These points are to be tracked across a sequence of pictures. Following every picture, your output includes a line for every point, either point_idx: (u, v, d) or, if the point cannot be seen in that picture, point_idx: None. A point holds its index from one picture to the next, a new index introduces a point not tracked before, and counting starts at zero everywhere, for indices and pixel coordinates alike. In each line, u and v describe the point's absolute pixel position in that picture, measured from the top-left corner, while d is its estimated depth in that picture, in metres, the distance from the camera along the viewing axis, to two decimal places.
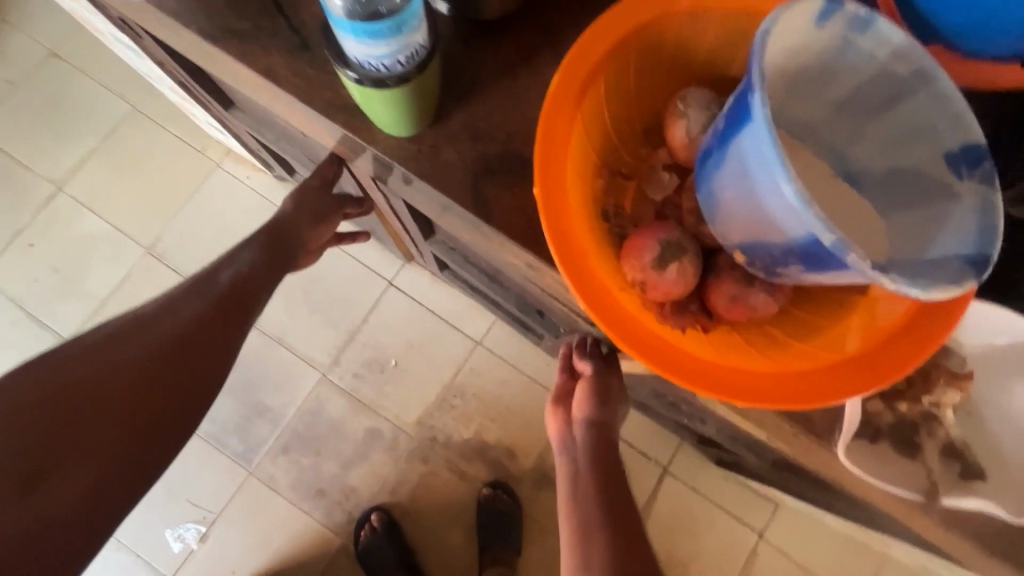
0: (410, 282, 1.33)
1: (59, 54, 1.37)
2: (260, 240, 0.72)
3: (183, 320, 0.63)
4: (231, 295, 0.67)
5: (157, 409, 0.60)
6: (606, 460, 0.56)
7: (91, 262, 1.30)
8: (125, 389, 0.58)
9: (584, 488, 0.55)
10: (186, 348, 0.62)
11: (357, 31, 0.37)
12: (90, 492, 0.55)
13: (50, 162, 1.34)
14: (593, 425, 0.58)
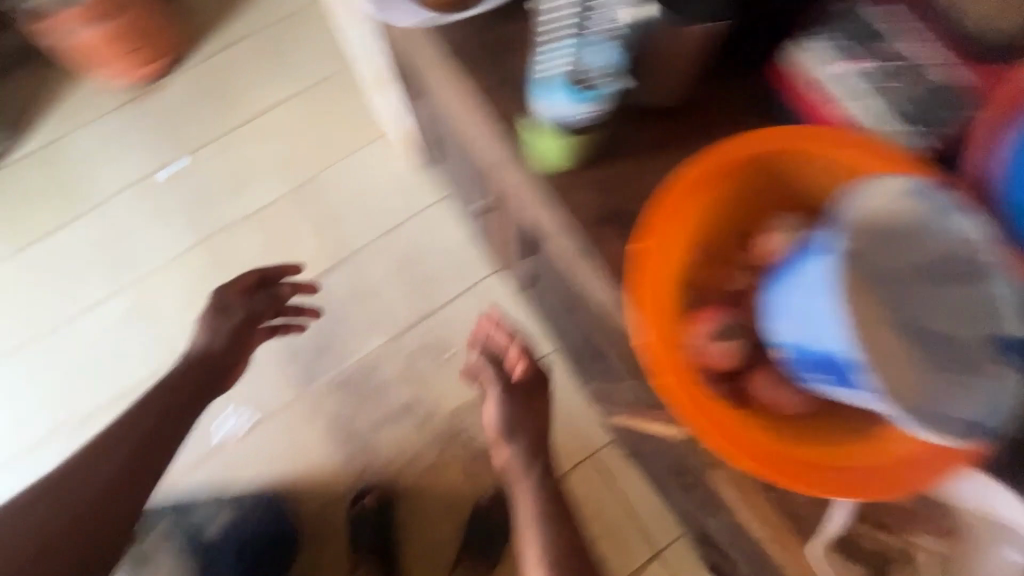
0: (493, 289, 1.47)
1: (298, 15, 1.69)
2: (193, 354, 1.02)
3: (143, 428, 0.91)
4: (188, 389, 0.98)
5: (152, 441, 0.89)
6: (532, 427, 0.95)
7: (257, 178, 1.57)
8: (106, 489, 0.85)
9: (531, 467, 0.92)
10: (156, 429, 0.92)
11: (557, 87, 0.57)
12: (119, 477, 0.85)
13: (257, 91, 1.63)
14: (520, 402, 0.96)
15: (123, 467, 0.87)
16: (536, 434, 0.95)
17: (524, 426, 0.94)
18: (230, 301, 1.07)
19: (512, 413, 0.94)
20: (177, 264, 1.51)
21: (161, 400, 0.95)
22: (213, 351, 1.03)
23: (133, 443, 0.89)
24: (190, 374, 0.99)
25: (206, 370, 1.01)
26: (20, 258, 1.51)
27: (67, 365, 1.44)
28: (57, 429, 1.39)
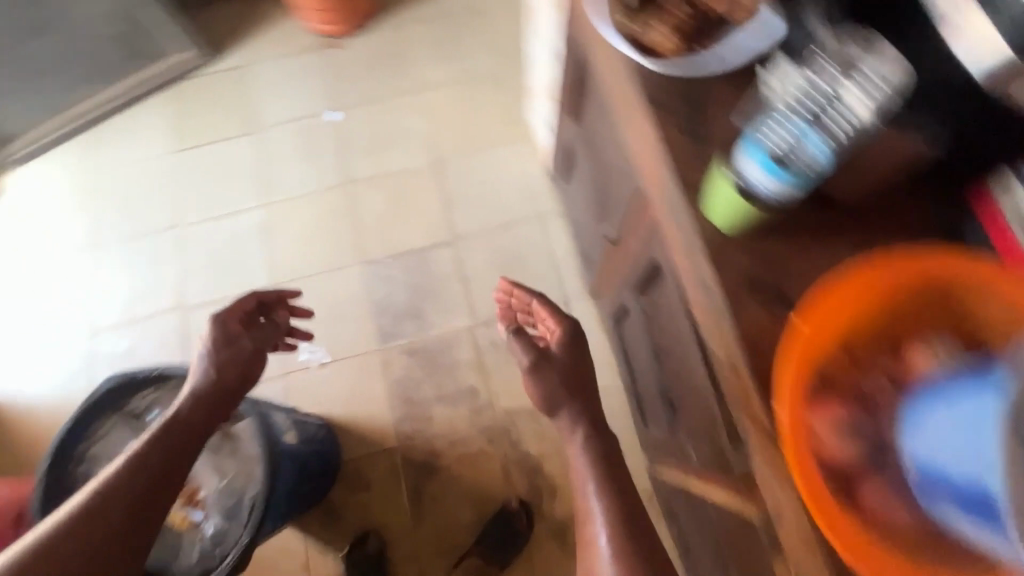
0: (581, 312, 1.55)
1: (480, 10, 1.81)
2: (197, 388, 0.95)
3: (158, 457, 0.88)
4: (204, 413, 0.94)
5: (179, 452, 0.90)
6: (574, 382, 0.96)
7: (401, 146, 1.71)
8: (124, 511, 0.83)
9: (580, 434, 0.94)
10: (175, 453, 0.90)
11: (767, 164, 0.56)
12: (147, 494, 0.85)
13: (424, 69, 1.77)
14: (559, 359, 0.97)
15: (136, 501, 0.84)
16: (584, 393, 0.96)
17: (563, 385, 0.95)
18: (228, 332, 1.02)
19: (552, 370, 0.95)
20: (312, 199, 1.67)
21: (179, 422, 0.92)
22: (225, 380, 0.98)
23: (151, 470, 0.86)
24: (201, 404, 0.95)
25: (224, 399, 0.97)
26: (190, 152, 1.71)
27: (201, 255, 1.62)
28: (177, 307, 1.58)
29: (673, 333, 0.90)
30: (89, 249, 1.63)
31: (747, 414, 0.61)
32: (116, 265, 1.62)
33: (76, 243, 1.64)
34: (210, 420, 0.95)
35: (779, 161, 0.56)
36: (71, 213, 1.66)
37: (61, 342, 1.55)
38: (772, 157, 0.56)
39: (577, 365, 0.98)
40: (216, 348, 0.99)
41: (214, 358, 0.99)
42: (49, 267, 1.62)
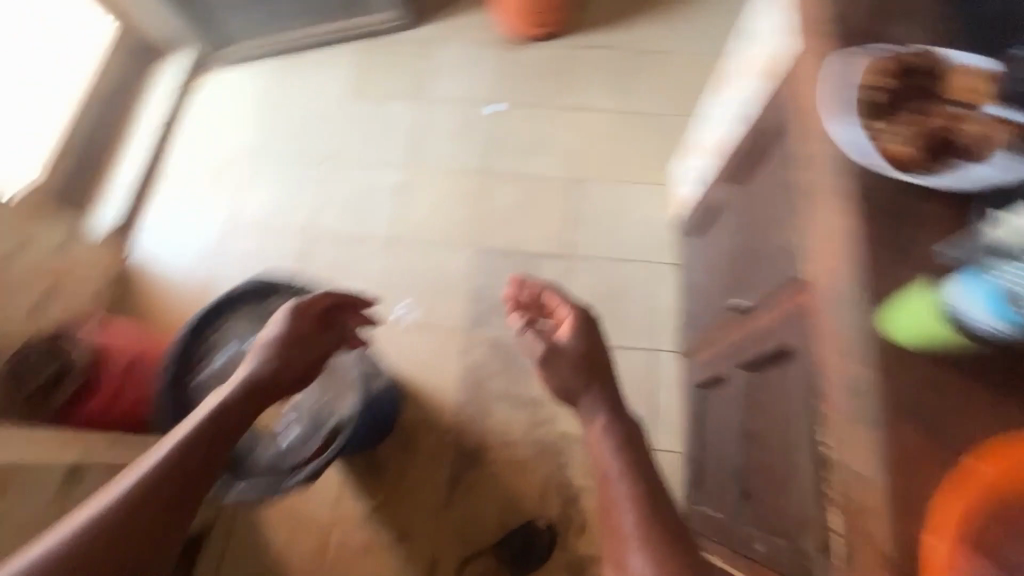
0: (664, 366, 1.55)
1: (662, 54, 1.86)
2: (252, 379, 0.91)
3: (201, 446, 0.81)
4: (250, 405, 0.89)
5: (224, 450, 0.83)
6: (587, 366, 0.98)
7: (546, 154, 1.77)
8: (166, 492, 0.75)
9: (597, 420, 0.92)
10: (215, 445, 0.82)
11: (989, 300, 0.58)
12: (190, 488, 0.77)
13: (592, 92, 1.84)
14: (570, 347, 1.00)
15: (174, 481, 0.76)
16: (601, 379, 0.96)
17: (572, 368, 0.97)
18: (297, 327, 0.99)
19: (562, 356, 0.99)
20: (451, 176, 1.75)
21: (227, 412, 0.86)
22: (283, 375, 0.94)
23: (191, 456, 0.79)
24: (249, 396, 0.90)
25: (276, 390, 0.93)
26: (360, 100, 1.85)
27: (338, 193, 1.74)
28: (303, 232, 1.70)
29: (780, 421, 0.89)
30: (248, 156, 1.79)
31: (865, 528, 0.61)
32: (265, 177, 1.76)
33: (240, 147, 1.80)
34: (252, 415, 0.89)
35: (1005, 301, 0.57)
36: (244, 121, 1.83)
37: (199, 227, 1.71)
38: (999, 295, 0.57)
39: (587, 346, 1.00)
40: (283, 342, 0.96)
41: (275, 353, 0.95)
42: (212, 160, 1.79)
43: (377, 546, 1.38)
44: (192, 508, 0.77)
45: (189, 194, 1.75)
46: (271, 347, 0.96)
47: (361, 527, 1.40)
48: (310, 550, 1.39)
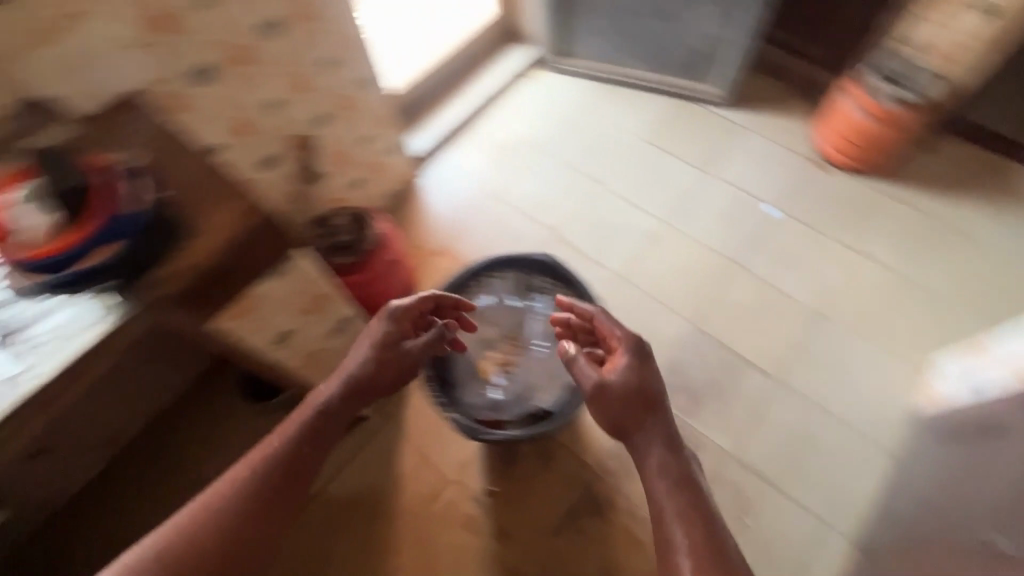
0: (828, 541, 1.40)
1: (970, 242, 1.73)
2: (349, 379, 1.04)
3: (304, 442, 0.99)
4: (349, 400, 1.04)
5: (307, 458, 0.98)
6: (636, 402, 1.03)
7: (803, 277, 1.71)
8: (276, 479, 0.95)
9: (652, 452, 1.01)
10: (315, 437, 1.00)
11: None
12: (274, 489, 0.94)
13: (878, 244, 1.75)
14: (621, 381, 1.04)
15: (273, 479, 0.95)
16: (648, 418, 1.03)
17: (621, 403, 1.03)
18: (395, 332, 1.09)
19: (612, 392, 1.03)
20: (701, 251, 1.76)
21: (326, 410, 1.02)
22: (380, 375, 1.07)
23: (295, 448, 0.98)
24: (345, 392, 1.04)
25: (373, 385, 1.06)
26: (652, 148, 1.97)
27: (595, 214, 1.86)
28: (551, 231, 1.84)
29: None
30: (538, 149, 2.01)
31: None
32: (543, 173, 1.96)
33: (536, 140, 2.03)
34: (347, 410, 1.05)
35: None
36: (549, 122, 2.06)
37: (473, 185, 1.94)
38: None
39: (635, 381, 1.04)
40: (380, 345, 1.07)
41: (373, 354, 1.07)
42: (509, 139, 2.03)
43: (478, 526, 1.43)
44: (298, 491, 0.96)
45: (479, 156, 2.00)
46: (370, 349, 1.07)
47: (473, 500, 1.46)
48: (425, 491, 1.47)
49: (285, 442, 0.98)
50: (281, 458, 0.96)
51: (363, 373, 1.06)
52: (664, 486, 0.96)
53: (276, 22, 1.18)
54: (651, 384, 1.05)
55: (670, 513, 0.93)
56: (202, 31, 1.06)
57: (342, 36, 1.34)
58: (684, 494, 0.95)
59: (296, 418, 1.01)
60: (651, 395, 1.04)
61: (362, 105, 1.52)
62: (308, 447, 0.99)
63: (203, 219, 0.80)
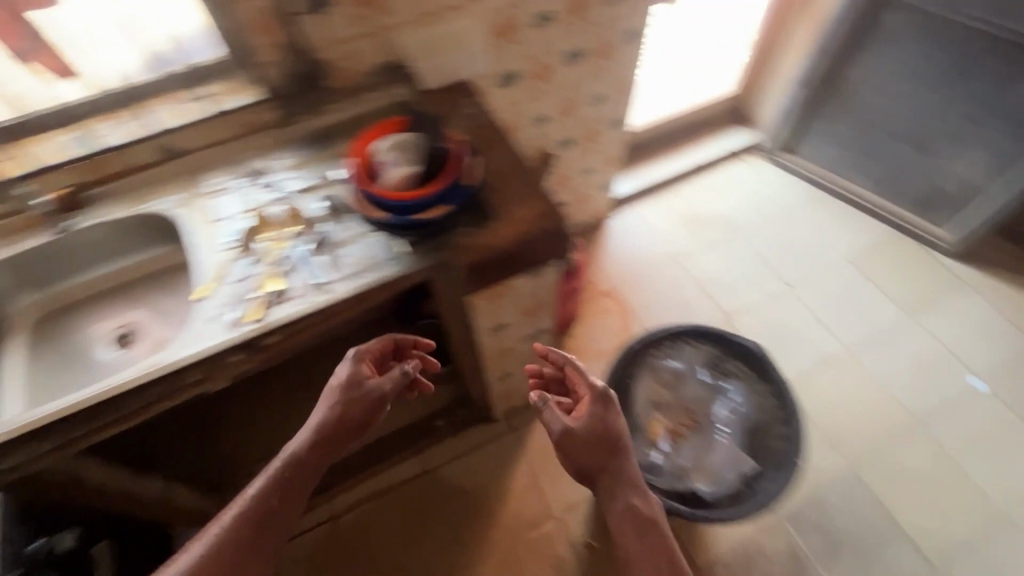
0: None
1: None
2: (317, 424, 0.90)
3: (275, 490, 0.84)
4: (318, 447, 0.89)
5: (281, 507, 0.84)
6: (600, 449, 0.94)
7: (997, 466, 1.51)
8: (248, 535, 0.80)
9: (616, 499, 0.93)
10: (291, 485, 0.86)
11: None
12: (245, 545, 0.79)
13: None
14: (585, 429, 0.93)
15: (243, 545, 0.78)
16: (613, 466, 0.95)
17: (585, 450, 0.94)
18: (357, 370, 0.94)
19: (576, 441, 0.94)
20: (880, 393, 1.62)
21: (296, 458, 0.88)
22: (347, 418, 0.91)
23: (271, 496, 0.84)
24: (313, 439, 0.89)
25: (338, 428, 0.90)
26: (855, 272, 1.86)
27: (774, 315, 1.78)
28: (722, 314, 1.79)
29: None
30: (731, 232, 1.98)
31: None
32: (730, 256, 1.92)
33: (732, 222, 2.00)
34: (319, 454, 0.89)
35: None
36: (751, 210, 2.03)
37: (658, 243, 1.95)
38: None
39: (598, 426, 0.94)
40: (342, 386, 0.92)
41: (337, 396, 0.92)
42: (705, 213, 2.03)
43: (566, 571, 1.41)
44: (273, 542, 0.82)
45: (671, 219, 2.01)
46: (333, 394, 0.92)
47: (570, 545, 1.43)
48: (526, 514, 1.47)
49: (257, 493, 0.83)
50: (251, 510, 0.81)
51: (331, 415, 0.90)
52: (638, 535, 0.88)
53: (581, 53, 1.29)
54: (613, 425, 0.95)
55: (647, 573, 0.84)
56: (529, 45, 1.19)
57: (621, 79, 1.44)
58: (653, 543, 0.87)
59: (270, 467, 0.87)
60: (612, 440, 0.95)
61: (604, 141, 1.61)
62: (279, 492, 0.84)
63: (508, 211, 0.87)
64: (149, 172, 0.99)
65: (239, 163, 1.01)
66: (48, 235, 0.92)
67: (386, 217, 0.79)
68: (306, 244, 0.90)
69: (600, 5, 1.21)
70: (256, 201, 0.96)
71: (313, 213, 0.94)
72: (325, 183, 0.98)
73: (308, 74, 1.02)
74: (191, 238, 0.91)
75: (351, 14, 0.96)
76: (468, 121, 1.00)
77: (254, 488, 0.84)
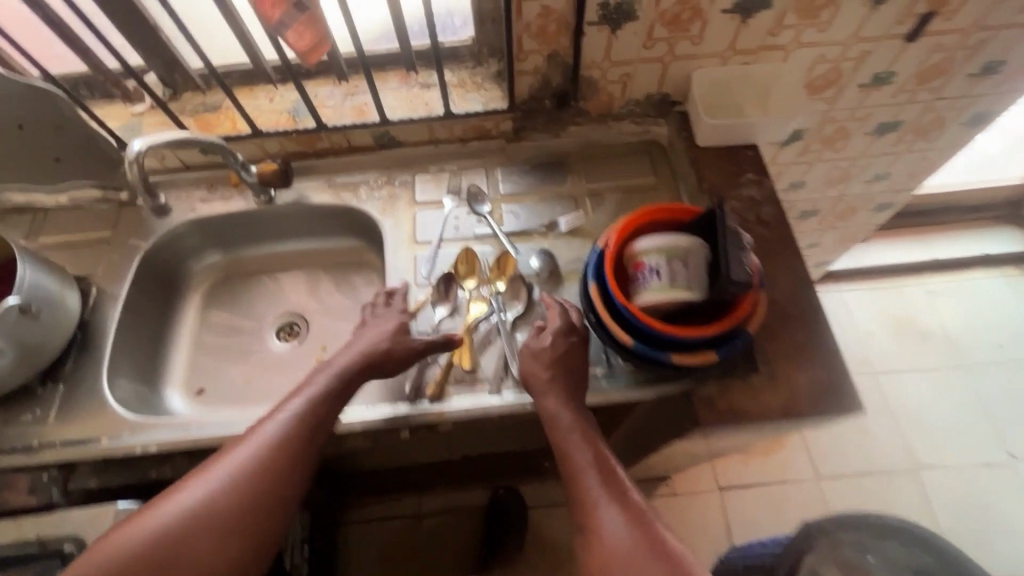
0: None
1: None
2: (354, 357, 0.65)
3: (315, 417, 0.60)
4: (353, 385, 0.64)
5: (317, 435, 0.60)
6: (551, 361, 0.64)
7: None
8: (198, 536, 0.52)
9: (548, 405, 0.62)
10: (275, 474, 0.56)
11: None
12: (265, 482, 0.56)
13: None
14: (544, 348, 0.65)
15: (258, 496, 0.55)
16: (571, 380, 0.64)
17: (540, 361, 0.65)
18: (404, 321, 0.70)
19: (528, 349, 0.66)
20: None
21: (280, 435, 0.58)
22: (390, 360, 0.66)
23: (297, 428, 0.58)
24: (307, 409, 0.60)
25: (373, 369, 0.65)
26: None
27: (983, 487, 1.40)
28: (913, 461, 1.44)
29: None
30: (956, 360, 1.57)
31: None
32: (942, 390, 1.53)
33: (959, 347, 1.59)
34: (319, 435, 0.60)
35: None
36: (992, 339, 1.59)
37: (853, 344, 1.61)
38: None
39: (554, 345, 0.65)
40: (390, 329, 0.68)
41: (363, 347, 0.66)
42: (928, 324, 1.62)
43: None
44: (235, 547, 0.53)
45: (879, 318, 1.64)
46: (362, 341, 0.66)
47: None
48: None
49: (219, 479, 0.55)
50: (286, 438, 0.58)
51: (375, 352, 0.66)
52: (584, 450, 0.59)
53: (896, 123, 0.97)
54: (578, 353, 0.66)
55: (584, 497, 0.56)
56: (838, 105, 0.90)
57: (923, 161, 1.08)
58: (607, 472, 0.58)
59: (243, 445, 0.58)
60: (575, 360, 0.66)
61: (853, 220, 1.28)
62: (317, 419, 0.60)
63: (778, 368, 0.65)
64: (359, 157, 0.87)
65: (455, 173, 0.86)
66: (250, 204, 0.85)
67: (634, 343, 0.60)
68: (512, 313, 0.74)
69: (961, 73, 0.87)
70: (465, 233, 0.81)
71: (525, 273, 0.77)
72: (544, 234, 0.81)
73: (564, 93, 0.82)
74: (390, 261, 0.80)
75: (647, 34, 0.73)
76: (746, 209, 0.76)
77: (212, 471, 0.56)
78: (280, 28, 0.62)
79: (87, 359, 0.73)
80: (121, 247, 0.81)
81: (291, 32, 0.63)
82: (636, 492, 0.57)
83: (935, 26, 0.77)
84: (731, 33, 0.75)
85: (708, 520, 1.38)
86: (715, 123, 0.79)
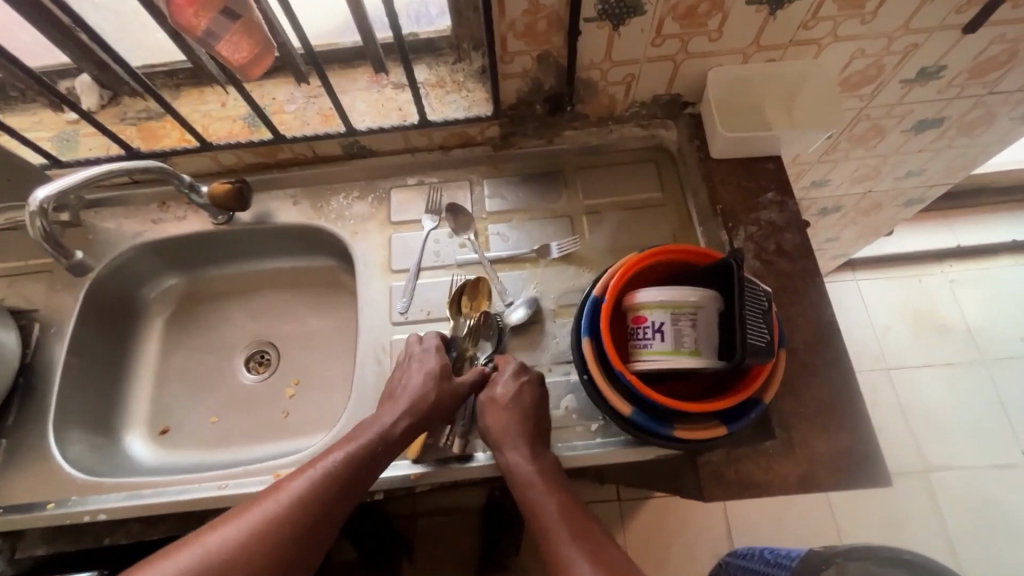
0: None
1: None
2: (404, 402, 0.60)
3: (365, 465, 0.55)
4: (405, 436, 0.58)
5: (358, 483, 0.55)
6: (517, 414, 0.59)
7: None
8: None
9: (515, 459, 0.58)
10: (295, 544, 0.50)
11: None
12: (302, 527, 0.50)
13: None
14: (506, 405, 0.60)
15: (288, 545, 0.49)
16: (530, 429, 0.59)
17: (496, 411, 0.60)
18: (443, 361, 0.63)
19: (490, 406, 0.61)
20: None
21: (311, 496, 0.52)
22: (435, 410, 0.60)
23: (337, 477, 0.54)
24: (345, 467, 0.54)
25: (419, 422, 0.59)
26: None
27: (995, 488, 1.36)
28: (922, 462, 1.39)
29: None
30: (974, 354, 1.50)
31: None
32: (959, 387, 1.47)
33: (978, 341, 1.51)
34: (352, 494, 0.54)
35: None
36: (1016, 332, 1.51)
37: (865, 336, 1.53)
38: None
39: (510, 391, 0.61)
40: (435, 372, 0.62)
41: (416, 391, 0.60)
42: (947, 316, 1.54)
43: None
44: None
45: (896, 309, 1.56)
46: (411, 389, 0.60)
47: None
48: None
49: (235, 542, 0.48)
50: (329, 484, 0.53)
51: (418, 395, 0.60)
52: (557, 507, 0.55)
53: (938, 120, 0.85)
54: (541, 403, 0.61)
55: (562, 559, 0.52)
56: (874, 103, 0.78)
57: (963, 157, 0.97)
58: (578, 524, 0.54)
59: (269, 497, 0.52)
60: (535, 407, 0.60)
61: (878, 214, 1.17)
62: (359, 469, 0.55)
63: (793, 429, 0.58)
64: (327, 168, 0.77)
65: (435, 187, 0.76)
66: (206, 225, 0.77)
67: (633, 413, 0.53)
68: (485, 352, 0.68)
69: (1021, 65, 0.75)
70: (446, 260, 0.72)
71: (497, 303, 0.70)
72: (533, 260, 0.72)
73: (558, 96, 0.71)
74: (362, 293, 0.72)
75: (656, 31, 0.62)
76: (765, 236, 0.67)
77: (228, 530, 0.49)
78: (207, 40, 0.51)
79: (31, 409, 0.67)
80: (64, 277, 0.73)
81: (224, 42, 0.52)
82: (614, 547, 0.53)
83: (999, 15, 0.65)
84: (756, 28, 0.63)
85: (708, 522, 1.35)
86: (732, 135, 0.68)
